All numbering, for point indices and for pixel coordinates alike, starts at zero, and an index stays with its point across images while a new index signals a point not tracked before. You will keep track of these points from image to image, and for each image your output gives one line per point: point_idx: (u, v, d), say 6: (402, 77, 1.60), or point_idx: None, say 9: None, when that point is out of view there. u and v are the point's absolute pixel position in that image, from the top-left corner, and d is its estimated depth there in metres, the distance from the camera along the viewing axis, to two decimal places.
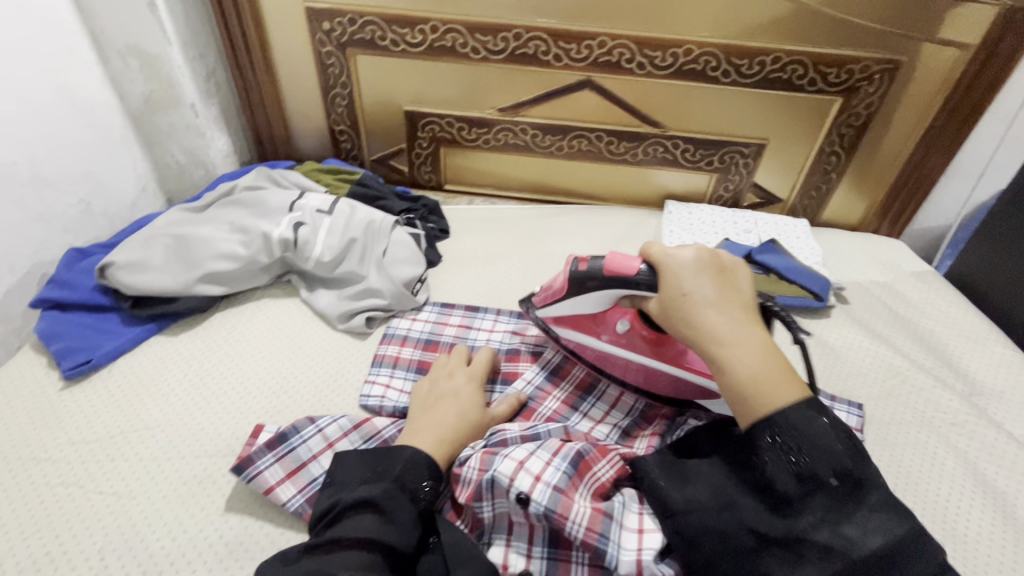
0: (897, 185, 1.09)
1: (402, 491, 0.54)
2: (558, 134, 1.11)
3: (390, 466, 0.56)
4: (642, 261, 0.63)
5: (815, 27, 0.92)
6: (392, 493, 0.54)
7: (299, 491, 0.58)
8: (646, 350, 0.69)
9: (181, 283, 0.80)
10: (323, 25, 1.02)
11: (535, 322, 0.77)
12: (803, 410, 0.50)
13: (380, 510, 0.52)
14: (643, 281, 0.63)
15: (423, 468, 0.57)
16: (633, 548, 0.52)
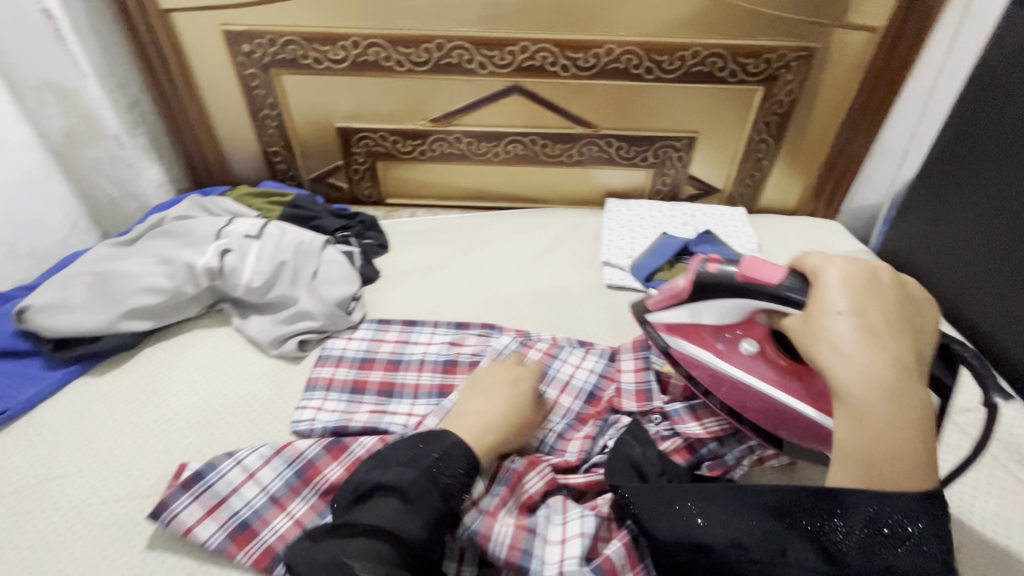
0: (827, 167, 1.11)
1: (434, 484, 0.52)
2: (492, 140, 1.11)
3: (426, 454, 0.55)
4: (789, 270, 0.56)
5: (729, 20, 0.93)
6: (426, 488, 0.52)
7: (220, 527, 0.57)
8: (773, 377, 0.61)
9: (103, 321, 0.78)
10: (243, 47, 1.00)
11: (646, 329, 0.70)
12: (916, 500, 0.44)
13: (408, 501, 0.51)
14: (788, 293, 0.55)
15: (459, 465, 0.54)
16: (555, 561, 0.53)
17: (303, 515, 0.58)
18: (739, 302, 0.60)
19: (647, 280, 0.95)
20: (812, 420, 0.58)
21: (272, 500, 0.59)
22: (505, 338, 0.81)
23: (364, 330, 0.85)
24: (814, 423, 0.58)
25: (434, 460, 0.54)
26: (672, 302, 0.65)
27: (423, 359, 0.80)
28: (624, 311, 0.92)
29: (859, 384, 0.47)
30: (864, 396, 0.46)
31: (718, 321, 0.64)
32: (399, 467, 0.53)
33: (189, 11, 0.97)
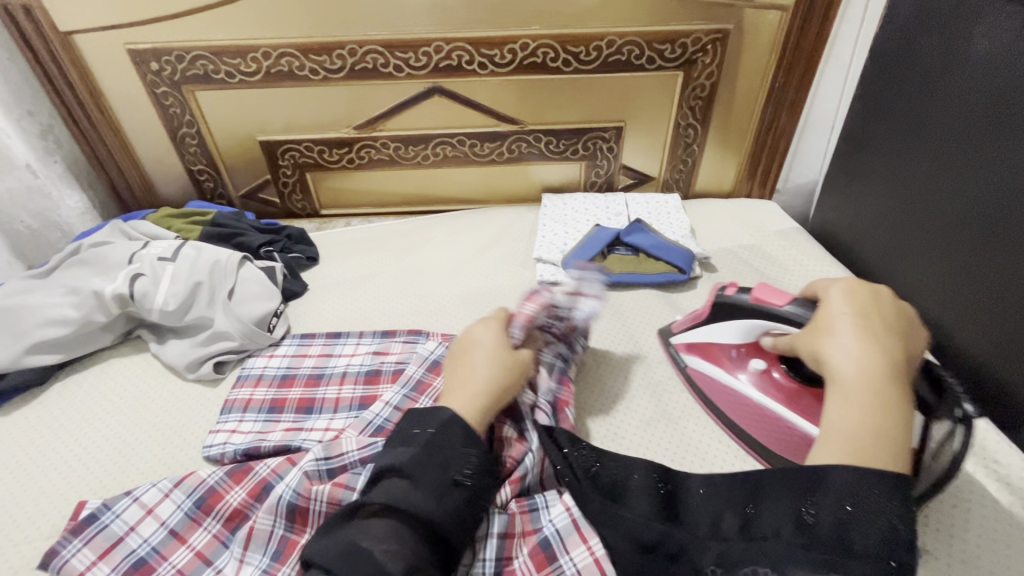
0: (757, 147, 1.11)
1: (450, 478, 0.50)
2: (419, 144, 1.09)
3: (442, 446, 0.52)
4: (794, 295, 0.63)
5: (639, 7, 0.93)
6: (440, 481, 0.50)
7: (114, 568, 0.55)
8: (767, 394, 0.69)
9: (6, 359, 0.75)
10: (151, 66, 0.98)
11: (670, 351, 0.80)
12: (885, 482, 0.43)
13: (422, 491, 0.49)
14: (787, 316, 0.62)
15: (468, 462, 0.51)
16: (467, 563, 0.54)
17: (204, 546, 0.58)
18: (752, 324, 0.68)
19: None
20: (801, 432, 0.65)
21: (172, 534, 0.58)
22: (430, 344, 0.79)
23: (286, 346, 0.83)
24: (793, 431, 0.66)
25: (457, 457, 0.51)
26: (692, 323, 0.76)
27: (346, 370, 0.79)
28: None
29: (851, 366, 0.50)
30: (855, 376, 0.49)
31: (733, 341, 0.72)
32: (448, 452, 0.51)
33: (91, 32, 0.94)
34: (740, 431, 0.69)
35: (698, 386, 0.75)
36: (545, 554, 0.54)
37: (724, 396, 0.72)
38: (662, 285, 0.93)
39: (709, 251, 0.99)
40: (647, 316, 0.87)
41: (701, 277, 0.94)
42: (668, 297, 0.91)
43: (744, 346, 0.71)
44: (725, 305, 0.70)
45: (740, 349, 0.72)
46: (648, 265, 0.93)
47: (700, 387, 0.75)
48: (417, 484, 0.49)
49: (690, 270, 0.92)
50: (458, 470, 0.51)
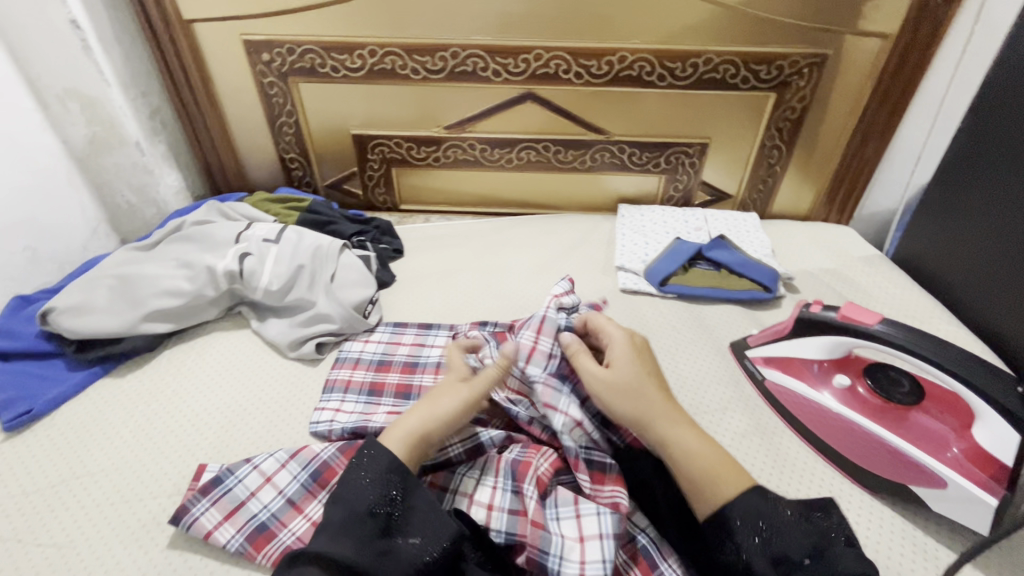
0: (839, 173, 1.11)
1: (365, 508, 0.52)
2: (505, 147, 1.12)
3: (363, 489, 0.53)
4: (883, 318, 0.63)
5: (740, 28, 0.94)
6: (352, 517, 0.51)
7: (238, 530, 0.58)
8: (857, 409, 0.66)
9: (125, 324, 0.79)
10: (262, 56, 1.03)
11: (744, 368, 0.78)
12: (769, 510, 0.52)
13: (341, 534, 0.50)
14: (878, 335, 0.62)
15: (385, 487, 0.53)
16: (576, 560, 0.54)
17: (319, 517, 0.59)
18: (837, 342, 0.67)
19: (660, 285, 0.94)
20: (895, 448, 0.62)
21: (289, 503, 0.60)
22: None
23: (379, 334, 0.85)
24: (886, 447, 0.63)
25: (367, 488, 0.53)
26: (770, 338, 0.75)
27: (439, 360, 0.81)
28: (639, 313, 0.91)
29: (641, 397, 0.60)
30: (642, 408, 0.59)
31: (816, 356, 0.70)
32: (354, 483, 0.53)
33: (210, 22, 1.00)
34: (824, 444, 0.67)
35: (776, 400, 0.73)
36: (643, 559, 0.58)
37: (807, 409, 0.69)
38: (745, 301, 0.93)
39: (793, 272, 0.99)
40: (733, 331, 0.87)
41: (784, 297, 0.95)
42: (752, 314, 0.91)
43: (828, 360, 0.70)
44: (808, 322, 0.69)
45: (823, 363, 0.70)
46: (731, 281, 0.94)
47: (781, 402, 0.72)
48: (335, 528, 0.51)
49: (776, 289, 0.92)
50: (376, 502, 0.52)
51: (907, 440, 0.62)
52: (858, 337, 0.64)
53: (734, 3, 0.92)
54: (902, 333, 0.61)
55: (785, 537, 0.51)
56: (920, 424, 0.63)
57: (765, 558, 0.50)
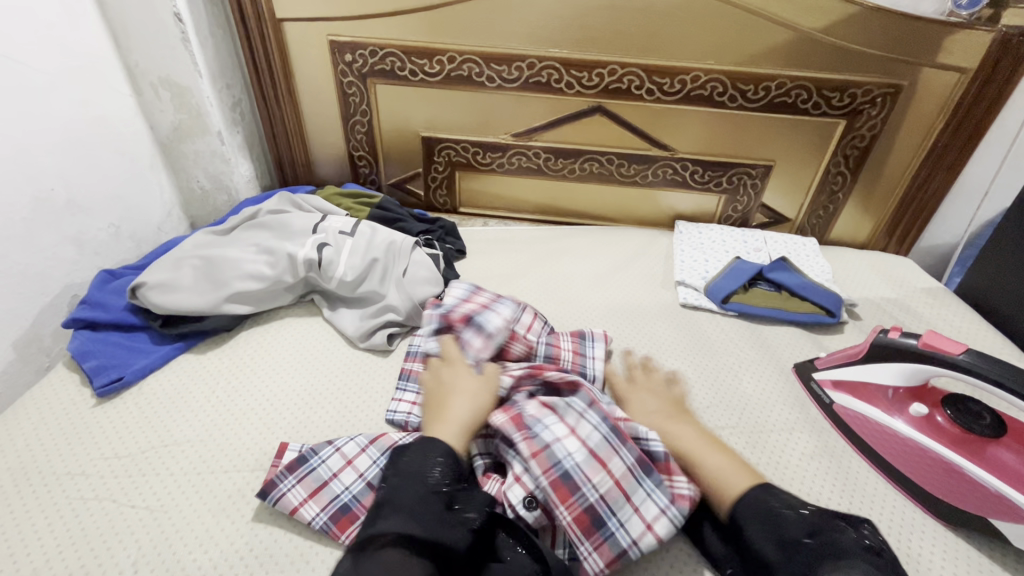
0: (903, 205, 1.11)
1: (429, 489, 0.53)
2: (569, 157, 1.14)
3: (422, 471, 0.54)
4: (968, 347, 0.63)
5: (817, 54, 0.96)
6: (419, 495, 0.52)
7: (322, 509, 0.60)
8: (933, 437, 0.67)
9: (209, 303, 0.83)
10: (345, 57, 1.07)
11: (811, 390, 0.78)
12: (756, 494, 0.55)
13: (409, 511, 0.50)
14: (962, 363, 0.62)
15: (438, 464, 0.55)
16: (605, 489, 0.57)
17: None
18: (915, 368, 0.67)
19: (721, 303, 0.95)
20: (974, 477, 0.63)
21: (369, 486, 0.62)
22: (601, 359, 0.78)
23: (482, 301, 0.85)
24: (964, 476, 0.63)
25: (430, 468, 0.54)
26: (843, 361, 0.75)
27: None
28: (699, 329, 0.92)
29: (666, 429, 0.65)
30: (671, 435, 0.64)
31: (891, 382, 0.71)
32: (413, 469, 0.54)
33: (300, 22, 1.04)
34: (895, 470, 0.67)
35: (844, 422, 0.73)
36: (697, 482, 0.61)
37: (882, 435, 0.69)
38: (807, 324, 0.93)
39: (855, 299, 0.99)
40: (796, 353, 0.87)
41: (846, 323, 0.94)
42: (815, 338, 0.91)
43: (905, 388, 0.70)
44: (884, 347, 0.70)
45: (897, 390, 0.71)
46: (793, 304, 0.94)
47: (850, 425, 0.72)
48: (402, 508, 0.51)
49: (839, 314, 0.92)
50: (442, 485, 0.53)
51: (987, 469, 0.63)
52: (940, 366, 0.64)
53: (813, 31, 0.93)
54: (990, 365, 0.60)
55: (784, 523, 0.51)
56: (1000, 459, 0.62)
57: (774, 545, 0.50)
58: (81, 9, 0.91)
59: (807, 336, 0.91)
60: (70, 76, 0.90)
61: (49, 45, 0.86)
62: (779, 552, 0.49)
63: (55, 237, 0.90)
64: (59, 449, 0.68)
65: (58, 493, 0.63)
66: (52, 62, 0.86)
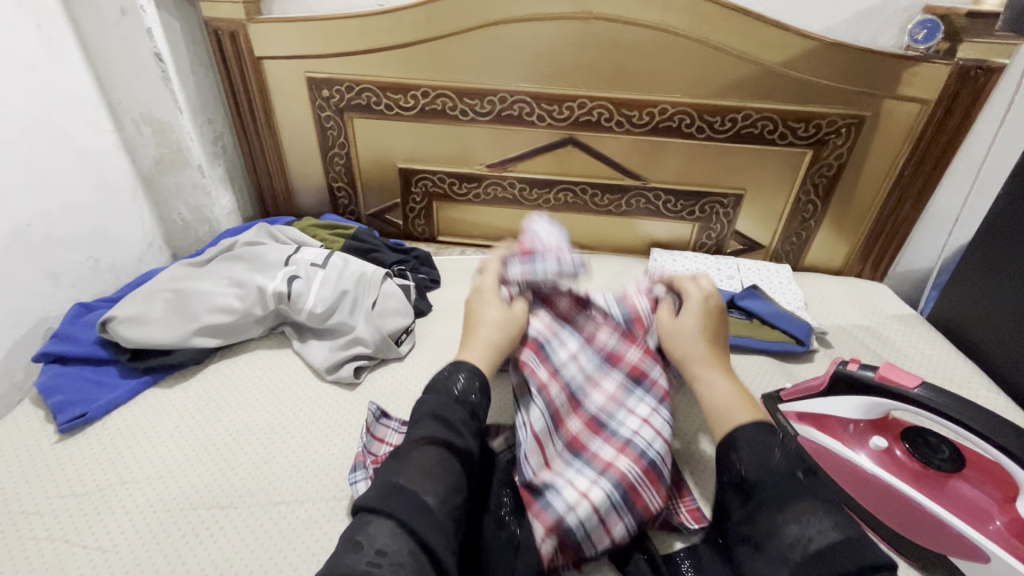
0: (874, 231, 1.12)
1: (464, 405, 0.58)
2: (543, 187, 1.16)
3: (448, 389, 0.60)
4: (924, 381, 0.63)
5: (779, 87, 0.98)
6: (447, 404, 0.57)
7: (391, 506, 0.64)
8: (898, 474, 0.65)
9: (177, 336, 0.83)
10: (322, 92, 1.10)
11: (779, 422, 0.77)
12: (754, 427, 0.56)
13: (447, 421, 0.55)
14: (917, 398, 0.62)
15: (466, 386, 0.61)
16: (541, 466, 0.63)
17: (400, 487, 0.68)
18: (872, 402, 0.67)
19: None
20: (935, 516, 0.60)
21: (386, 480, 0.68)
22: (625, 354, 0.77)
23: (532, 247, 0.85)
24: (927, 515, 0.61)
25: (454, 386, 0.60)
26: (806, 393, 0.73)
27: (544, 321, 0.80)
28: None
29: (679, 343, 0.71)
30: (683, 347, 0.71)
31: (851, 415, 0.70)
32: (446, 387, 0.60)
33: (279, 60, 1.07)
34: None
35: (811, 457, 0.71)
36: (649, 471, 0.63)
37: (850, 473, 0.68)
38: (779, 353, 0.93)
39: (826, 327, 0.99)
40: (765, 383, 0.87)
41: (817, 351, 0.94)
42: (784, 367, 0.91)
43: (865, 421, 0.70)
44: (845, 379, 0.69)
45: (858, 424, 0.70)
46: (764, 332, 0.95)
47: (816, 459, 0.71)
48: (438, 416, 0.55)
49: (809, 342, 0.92)
50: (474, 405, 0.59)
51: (947, 508, 0.60)
52: (897, 399, 0.64)
53: (773, 65, 0.96)
54: (943, 400, 0.60)
55: (776, 458, 0.52)
56: (964, 495, 0.62)
57: (759, 468, 0.51)
58: (64, 50, 0.93)
59: (776, 364, 0.91)
60: (50, 113, 0.92)
61: (29, 85, 0.88)
62: (762, 473, 0.51)
63: (30, 271, 0.91)
64: (16, 487, 0.68)
65: (10, 532, 0.63)
66: (31, 102, 0.89)
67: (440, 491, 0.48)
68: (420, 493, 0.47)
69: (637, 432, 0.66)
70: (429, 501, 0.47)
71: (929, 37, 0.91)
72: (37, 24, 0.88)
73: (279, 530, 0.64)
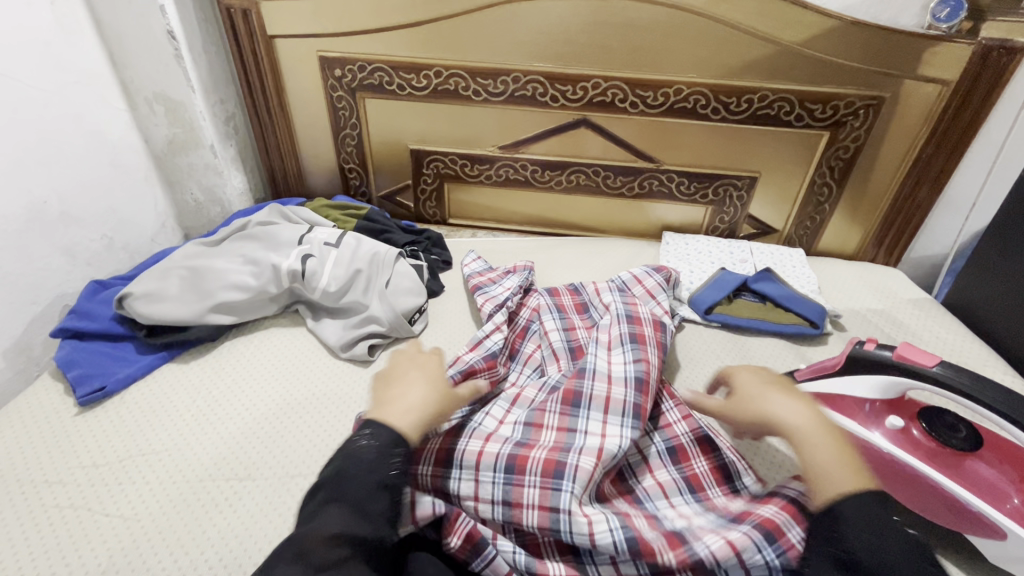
0: (889, 215, 1.10)
1: (377, 479, 0.49)
2: (556, 169, 1.16)
3: (362, 464, 0.49)
4: (943, 360, 0.63)
5: (797, 66, 0.96)
6: (358, 484, 0.48)
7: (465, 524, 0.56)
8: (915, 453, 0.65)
9: (193, 313, 0.84)
10: (334, 72, 1.09)
11: None
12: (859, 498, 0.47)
13: (356, 510, 0.47)
14: (936, 377, 0.62)
15: (390, 456, 0.51)
16: (584, 531, 0.54)
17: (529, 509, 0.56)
18: (889, 382, 0.67)
19: (705, 314, 0.94)
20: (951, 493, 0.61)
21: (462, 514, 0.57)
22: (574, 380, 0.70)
23: (502, 274, 0.99)
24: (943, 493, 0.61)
25: (373, 452, 0.51)
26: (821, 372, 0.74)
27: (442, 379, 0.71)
28: (682, 339, 0.92)
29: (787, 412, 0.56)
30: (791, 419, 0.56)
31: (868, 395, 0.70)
32: (361, 450, 0.51)
33: (291, 38, 1.06)
34: None
35: None
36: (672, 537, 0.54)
37: (865, 452, 0.68)
38: (791, 336, 0.93)
39: (840, 310, 0.99)
40: (779, 364, 0.87)
41: (831, 334, 0.94)
42: (798, 350, 0.90)
43: (882, 401, 0.69)
44: (861, 359, 0.69)
45: (875, 404, 0.70)
46: (776, 315, 0.94)
47: None
48: (343, 501, 0.47)
49: (823, 325, 0.91)
50: (380, 474, 0.49)
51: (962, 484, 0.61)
52: (916, 379, 0.64)
53: (792, 44, 0.94)
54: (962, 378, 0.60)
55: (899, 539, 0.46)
56: (979, 474, 0.62)
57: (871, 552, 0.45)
58: (77, 26, 0.93)
59: (791, 346, 0.91)
60: (64, 91, 0.92)
61: (44, 62, 0.88)
62: (874, 556, 0.45)
63: (47, 248, 0.92)
64: (38, 457, 0.69)
65: (34, 500, 0.64)
66: (43, 78, 0.88)
67: None
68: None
69: (600, 441, 0.62)
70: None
71: (953, 15, 0.89)
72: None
73: (296, 502, 0.65)
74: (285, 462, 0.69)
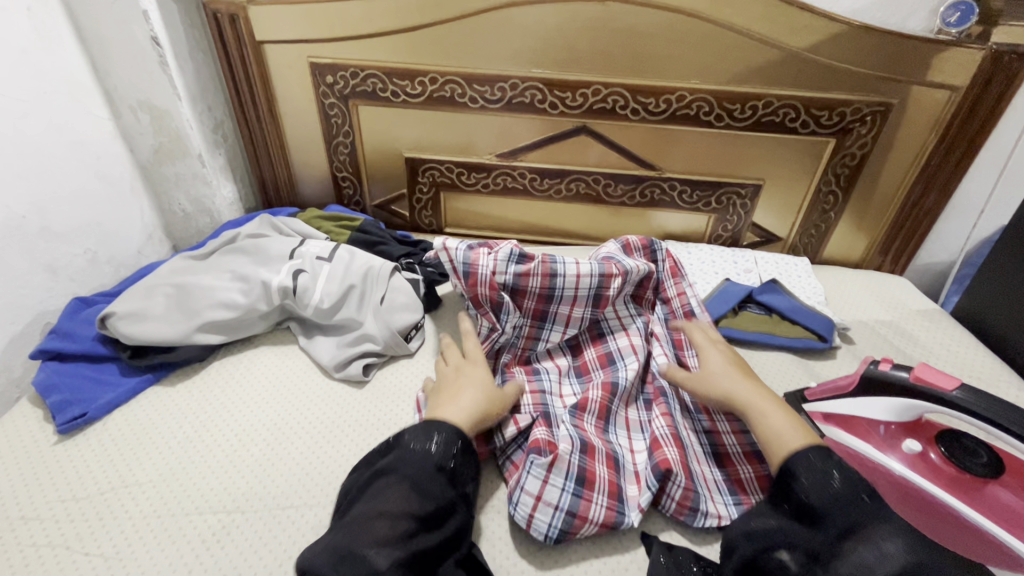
0: (896, 223, 1.08)
1: (434, 462, 0.56)
2: (555, 177, 1.13)
3: (423, 448, 0.57)
4: (961, 382, 0.60)
5: (802, 73, 0.94)
6: (420, 466, 0.56)
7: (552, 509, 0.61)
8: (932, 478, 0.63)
9: (180, 333, 0.81)
10: (326, 78, 1.06)
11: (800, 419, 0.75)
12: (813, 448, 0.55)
13: (417, 486, 0.54)
14: (957, 401, 0.59)
15: (444, 443, 0.58)
16: (636, 502, 0.64)
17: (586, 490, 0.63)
18: (906, 404, 0.64)
19: None
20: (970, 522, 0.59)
21: (571, 514, 0.61)
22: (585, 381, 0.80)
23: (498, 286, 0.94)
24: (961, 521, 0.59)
25: (432, 440, 0.58)
26: (832, 393, 0.72)
27: None
28: None
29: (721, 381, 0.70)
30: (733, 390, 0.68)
31: (883, 417, 0.67)
32: (421, 444, 0.58)
33: (281, 43, 1.03)
34: None
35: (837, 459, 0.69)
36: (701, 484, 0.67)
37: (882, 477, 0.66)
38: (799, 350, 0.90)
39: (847, 322, 0.96)
40: (789, 381, 0.84)
41: (839, 347, 0.92)
42: (806, 365, 0.88)
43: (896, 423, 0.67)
44: (875, 380, 0.66)
45: (889, 426, 0.68)
46: (784, 328, 0.92)
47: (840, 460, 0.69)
48: (404, 477, 0.55)
49: (831, 339, 0.89)
50: (442, 457, 0.57)
51: (981, 512, 0.59)
52: (934, 401, 0.61)
53: (799, 50, 0.91)
54: (984, 402, 0.57)
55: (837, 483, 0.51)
56: (999, 500, 0.59)
57: (822, 494, 0.51)
58: (56, 33, 0.89)
59: (799, 361, 0.89)
60: (44, 101, 0.88)
61: (21, 70, 0.84)
62: (828, 499, 0.50)
63: (26, 265, 0.88)
64: (14, 491, 0.65)
65: (9, 539, 0.60)
66: (21, 88, 0.84)
67: (392, 556, 0.49)
68: (372, 559, 0.48)
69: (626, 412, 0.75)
70: (379, 568, 0.47)
71: (963, 19, 0.87)
72: (27, 5, 0.84)
73: (288, 536, 0.62)
74: (277, 494, 0.66)
